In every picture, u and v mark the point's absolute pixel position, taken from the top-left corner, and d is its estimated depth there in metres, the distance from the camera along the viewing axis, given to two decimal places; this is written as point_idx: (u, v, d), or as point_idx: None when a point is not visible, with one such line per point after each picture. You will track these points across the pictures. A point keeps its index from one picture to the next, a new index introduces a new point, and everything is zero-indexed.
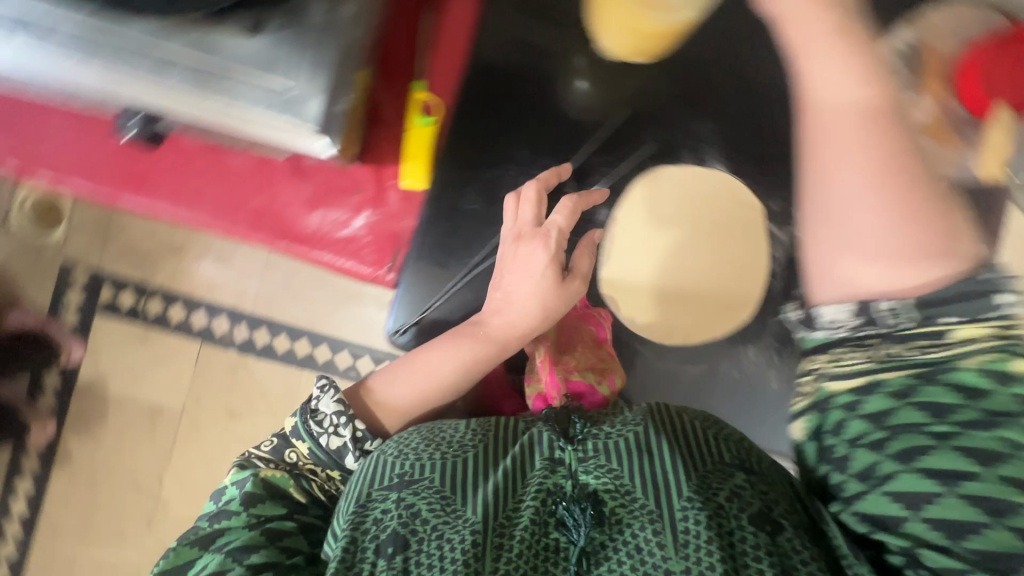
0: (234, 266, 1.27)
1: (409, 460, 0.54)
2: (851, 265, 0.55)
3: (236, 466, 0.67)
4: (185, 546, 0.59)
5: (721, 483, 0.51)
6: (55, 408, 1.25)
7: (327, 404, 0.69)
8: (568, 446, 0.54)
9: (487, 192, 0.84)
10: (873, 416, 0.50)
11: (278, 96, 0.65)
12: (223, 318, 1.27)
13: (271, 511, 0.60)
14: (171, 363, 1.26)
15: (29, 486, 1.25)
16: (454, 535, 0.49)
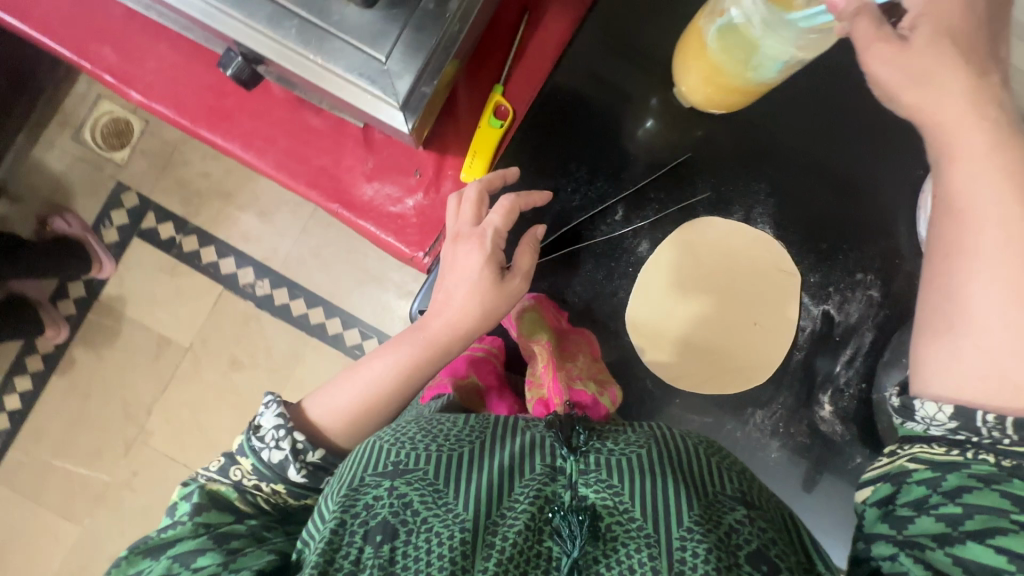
0: (273, 224, 1.30)
1: (404, 448, 0.50)
2: (952, 363, 0.41)
3: (183, 481, 0.57)
4: (135, 555, 0.50)
5: (723, 515, 0.46)
6: (71, 316, 1.28)
7: (268, 419, 0.58)
8: (570, 457, 0.49)
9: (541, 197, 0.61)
10: (948, 492, 0.40)
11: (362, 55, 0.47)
12: (249, 270, 1.30)
13: (217, 518, 0.52)
14: (189, 300, 1.30)
15: (26, 385, 1.27)
16: (443, 528, 0.45)
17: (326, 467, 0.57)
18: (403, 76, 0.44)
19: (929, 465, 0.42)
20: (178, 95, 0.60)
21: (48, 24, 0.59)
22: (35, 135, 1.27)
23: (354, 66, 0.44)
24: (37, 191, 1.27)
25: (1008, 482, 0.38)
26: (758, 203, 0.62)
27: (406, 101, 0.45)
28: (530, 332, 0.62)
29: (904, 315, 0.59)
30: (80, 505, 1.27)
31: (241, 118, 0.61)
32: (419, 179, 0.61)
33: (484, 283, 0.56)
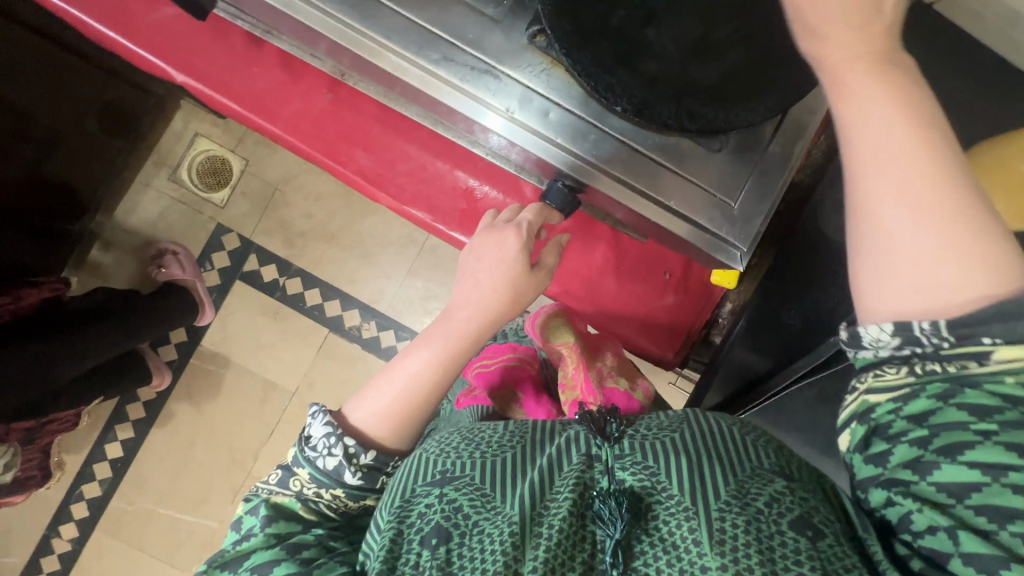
0: (379, 265, 1.28)
1: (450, 457, 0.50)
2: (893, 278, 0.36)
3: (245, 495, 0.57)
4: (216, 566, 0.51)
5: (761, 489, 0.43)
6: (174, 361, 1.26)
7: (315, 428, 0.56)
8: (607, 444, 0.48)
9: None
10: (914, 417, 0.37)
11: (713, 216, 0.47)
12: (355, 312, 1.28)
13: (287, 530, 0.53)
14: (295, 344, 1.27)
15: (129, 432, 1.25)
16: (494, 530, 0.45)
17: (382, 466, 0.56)
18: (755, 223, 0.47)
19: (890, 395, 0.38)
20: (440, 203, 0.65)
21: (304, 130, 0.64)
22: (134, 177, 1.24)
23: (708, 211, 0.47)
24: (138, 234, 1.25)
25: (964, 395, 0.35)
26: None
27: (752, 244, 0.48)
28: (560, 339, 0.67)
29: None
30: (188, 553, 1.24)
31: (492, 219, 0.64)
32: (669, 278, 0.69)
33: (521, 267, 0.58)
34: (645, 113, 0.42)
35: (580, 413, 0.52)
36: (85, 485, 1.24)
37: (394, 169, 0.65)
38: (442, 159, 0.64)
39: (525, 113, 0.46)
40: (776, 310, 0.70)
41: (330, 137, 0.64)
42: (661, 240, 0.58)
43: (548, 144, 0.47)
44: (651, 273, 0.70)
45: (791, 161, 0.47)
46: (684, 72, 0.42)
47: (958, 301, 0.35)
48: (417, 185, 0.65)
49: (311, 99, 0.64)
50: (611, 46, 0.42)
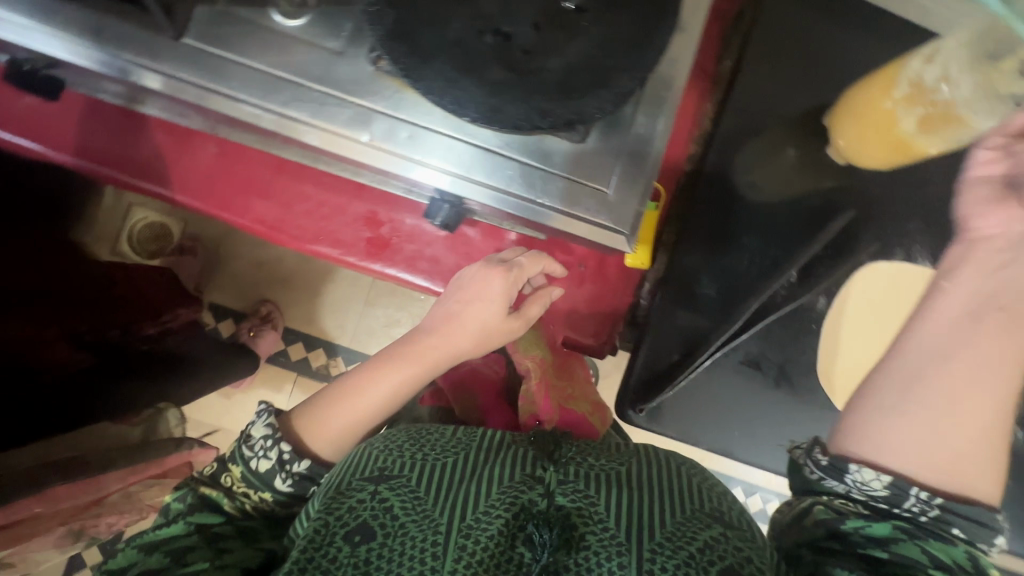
0: (336, 302, 1.29)
1: (392, 456, 0.53)
2: (927, 422, 0.48)
3: (178, 486, 0.61)
4: (131, 546, 0.55)
5: (698, 533, 0.47)
6: None
7: (257, 429, 0.59)
8: (551, 467, 0.52)
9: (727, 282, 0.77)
10: (876, 538, 0.47)
11: (595, 201, 0.48)
12: (321, 351, 1.28)
13: (207, 520, 0.57)
14: (264, 393, 1.27)
15: None
16: (419, 532, 0.47)
17: (313, 475, 0.58)
18: (633, 205, 0.48)
19: (854, 513, 0.48)
20: (357, 245, 0.69)
21: (204, 189, 0.68)
22: None
23: (585, 201, 0.48)
24: None
25: (922, 538, 0.46)
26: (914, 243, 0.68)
27: (633, 228, 0.49)
28: (531, 349, 0.74)
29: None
30: None
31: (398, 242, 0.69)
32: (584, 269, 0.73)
33: (497, 309, 0.65)
34: (495, 118, 0.42)
35: (538, 434, 0.57)
36: None
37: (298, 213, 0.68)
38: (338, 197, 0.68)
39: (399, 143, 0.46)
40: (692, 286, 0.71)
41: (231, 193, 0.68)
42: (564, 234, 0.58)
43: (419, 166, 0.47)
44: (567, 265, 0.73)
45: (658, 138, 0.48)
46: (528, 72, 0.42)
47: (948, 486, 0.48)
48: (322, 227, 0.68)
49: (200, 155, 0.67)
50: (452, 58, 0.42)
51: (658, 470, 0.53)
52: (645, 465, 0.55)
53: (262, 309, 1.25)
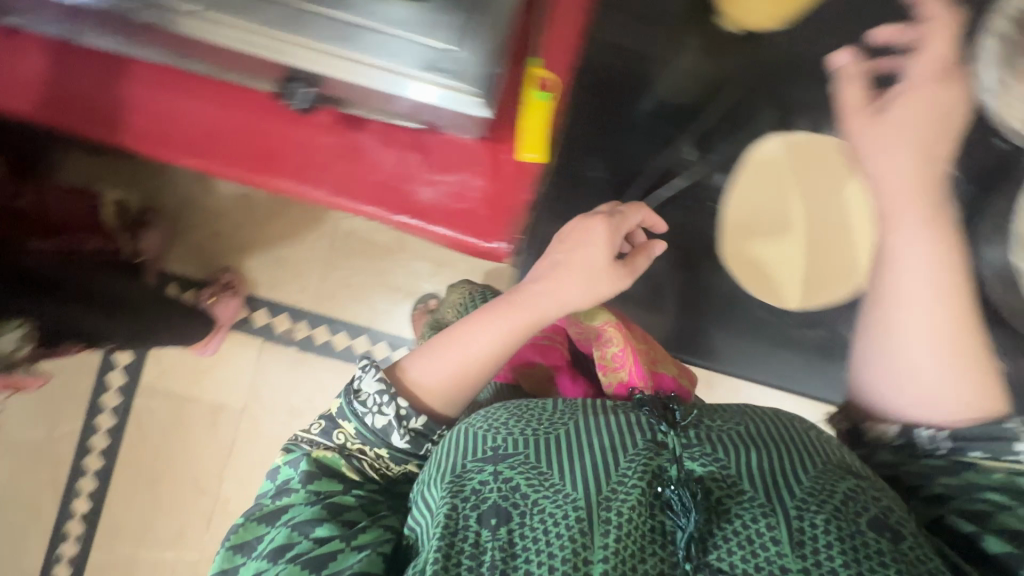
0: (295, 265, 1.29)
1: (500, 434, 0.57)
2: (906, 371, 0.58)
3: (287, 446, 0.67)
4: (252, 520, 0.62)
5: (837, 484, 0.52)
6: (120, 406, 1.26)
7: (369, 383, 0.64)
8: (672, 433, 0.56)
9: (610, 156, 0.78)
10: (967, 462, 0.54)
11: (439, 59, 0.56)
12: (284, 316, 1.29)
13: (329, 487, 0.63)
14: (233, 362, 1.28)
15: (92, 484, 1.25)
16: (556, 509, 0.51)
17: (428, 432, 0.65)
18: (474, 63, 0.56)
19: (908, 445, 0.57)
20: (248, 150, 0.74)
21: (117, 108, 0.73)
22: None
23: (436, 61, 0.56)
24: None
25: None
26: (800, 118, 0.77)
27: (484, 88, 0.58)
28: (598, 320, 0.77)
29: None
30: None
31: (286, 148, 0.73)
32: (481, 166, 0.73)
33: (606, 267, 0.68)
34: None
35: (643, 401, 0.61)
36: (61, 545, 1.24)
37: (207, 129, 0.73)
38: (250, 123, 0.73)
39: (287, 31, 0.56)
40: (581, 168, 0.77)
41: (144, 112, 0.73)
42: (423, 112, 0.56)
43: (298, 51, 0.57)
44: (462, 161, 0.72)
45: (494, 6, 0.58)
46: None
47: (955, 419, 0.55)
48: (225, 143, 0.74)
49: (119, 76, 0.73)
50: None
51: (777, 429, 0.57)
52: (755, 419, 0.59)
53: (223, 277, 1.26)
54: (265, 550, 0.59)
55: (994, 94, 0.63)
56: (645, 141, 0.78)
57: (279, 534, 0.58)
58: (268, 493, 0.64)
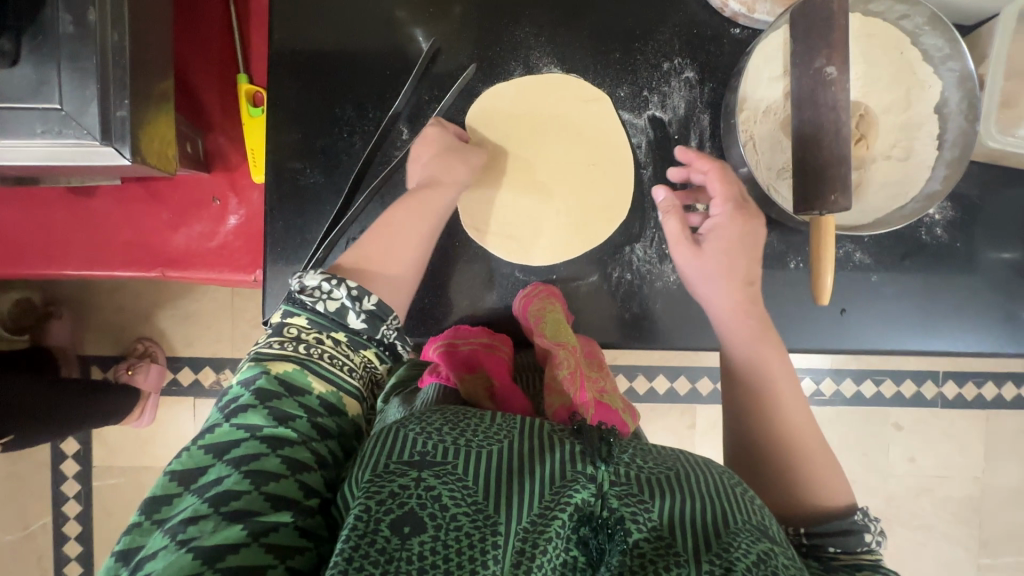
0: (202, 318, 1.30)
1: (431, 438, 0.46)
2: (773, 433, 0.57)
3: (250, 357, 0.50)
4: (198, 446, 0.45)
5: (750, 545, 0.43)
6: (80, 491, 1.30)
7: (311, 275, 0.53)
8: (608, 464, 0.45)
9: (325, 161, 0.65)
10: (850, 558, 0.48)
11: (55, 114, 0.54)
12: (207, 368, 1.30)
13: (290, 410, 0.47)
14: (172, 423, 1.31)
15: (77, 568, 1.31)
16: (477, 536, 0.42)
17: (384, 318, 0.54)
18: (91, 111, 0.54)
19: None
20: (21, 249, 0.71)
21: None
22: None
23: (52, 124, 0.54)
24: None
25: None
26: (532, 50, 0.66)
27: (104, 130, 0.55)
28: (555, 335, 0.60)
29: (721, 82, 0.65)
30: None
31: (74, 237, 0.71)
32: (221, 203, 0.72)
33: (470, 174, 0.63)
34: None
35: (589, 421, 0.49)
36: None
37: (14, 237, 0.70)
38: (53, 226, 0.70)
39: None
40: (293, 177, 0.65)
41: None
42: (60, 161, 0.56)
43: None
44: (201, 205, 0.72)
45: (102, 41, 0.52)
46: None
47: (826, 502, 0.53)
48: (34, 245, 0.70)
49: None
50: None
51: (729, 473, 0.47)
52: (695, 461, 0.49)
53: (138, 346, 1.29)
54: (175, 521, 0.42)
55: None
56: (360, 116, 0.65)
57: (188, 504, 0.42)
58: (211, 419, 0.47)
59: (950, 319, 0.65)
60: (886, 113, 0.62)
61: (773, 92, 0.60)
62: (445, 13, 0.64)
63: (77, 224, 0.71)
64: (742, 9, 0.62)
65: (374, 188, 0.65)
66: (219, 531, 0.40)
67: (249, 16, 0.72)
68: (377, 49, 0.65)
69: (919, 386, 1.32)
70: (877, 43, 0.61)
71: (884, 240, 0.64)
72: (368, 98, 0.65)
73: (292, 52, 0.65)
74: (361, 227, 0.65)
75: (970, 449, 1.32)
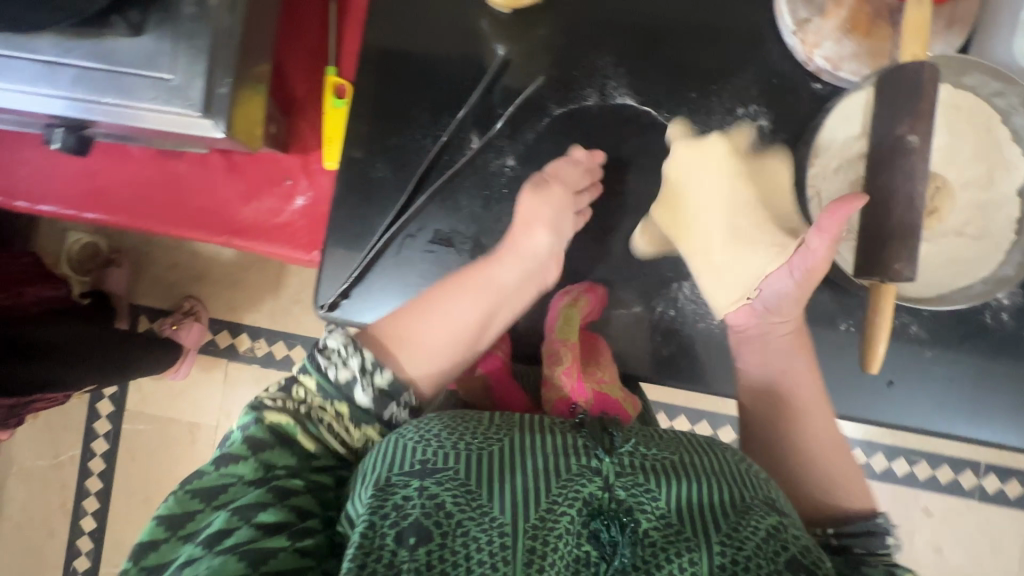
0: (248, 287, 1.36)
1: (430, 446, 0.48)
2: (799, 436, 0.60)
3: (248, 405, 0.54)
4: (186, 493, 0.48)
5: (762, 523, 0.46)
6: (111, 431, 1.38)
7: (334, 337, 0.55)
8: (607, 458, 0.48)
9: (396, 158, 0.68)
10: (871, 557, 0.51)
11: (165, 85, 0.59)
12: (245, 335, 1.36)
13: (279, 460, 0.50)
14: (203, 382, 1.37)
15: (94, 504, 1.37)
16: (485, 533, 0.44)
17: (394, 393, 0.54)
18: (197, 87, 0.58)
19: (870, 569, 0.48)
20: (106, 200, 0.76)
21: (21, 178, 0.76)
22: None
23: (159, 94, 0.59)
24: None
25: None
26: (608, 78, 0.67)
27: (206, 105, 0.59)
28: (562, 332, 0.65)
29: (795, 134, 0.64)
30: None
31: (155, 196, 0.76)
32: (292, 182, 0.76)
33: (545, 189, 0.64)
34: None
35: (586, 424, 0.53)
36: (76, 561, 1.37)
37: (104, 188, 0.76)
38: (139, 183, 0.76)
39: (31, 83, 0.59)
40: (364, 169, 0.68)
41: (43, 173, 0.76)
42: (161, 128, 0.60)
43: (42, 97, 0.60)
44: (273, 182, 0.76)
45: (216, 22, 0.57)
46: None
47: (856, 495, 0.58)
48: (121, 198, 0.76)
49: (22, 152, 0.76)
50: None
51: (715, 460, 0.50)
52: (693, 446, 0.52)
53: (184, 304, 1.35)
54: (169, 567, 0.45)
55: (792, 37, 0.62)
56: (435, 119, 0.67)
57: (185, 551, 0.45)
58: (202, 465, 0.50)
59: (1008, 409, 0.62)
60: (965, 188, 0.60)
61: (847, 151, 0.59)
62: (531, 33, 0.67)
63: (160, 185, 0.76)
64: (826, 66, 0.61)
65: (436, 190, 0.67)
66: (215, 563, 0.43)
67: (346, 12, 0.76)
68: (461, 58, 0.67)
69: (958, 476, 1.25)
70: (964, 115, 0.60)
71: (946, 317, 0.61)
72: (445, 104, 0.67)
73: (380, 52, 0.68)
74: (420, 225, 0.67)
75: (1006, 552, 1.23)
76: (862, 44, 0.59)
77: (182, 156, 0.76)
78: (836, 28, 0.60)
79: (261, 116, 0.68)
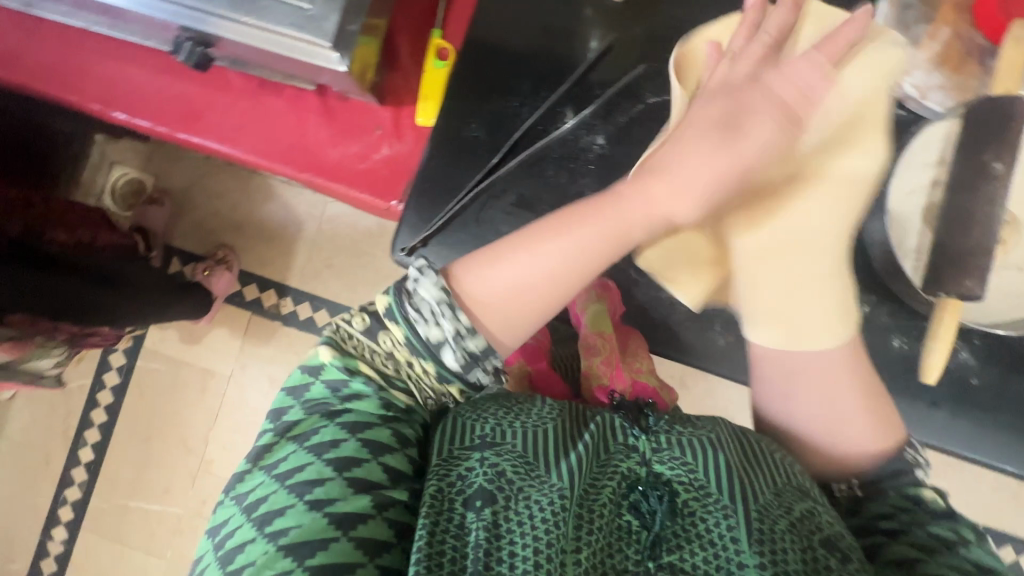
0: (282, 244, 1.38)
1: (489, 423, 0.52)
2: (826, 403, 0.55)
3: (324, 340, 0.53)
4: (273, 444, 0.51)
5: (793, 504, 0.51)
6: (125, 365, 1.39)
7: (427, 287, 0.50)
8: (642, 435, 0.55)
9: (491, 120, 0.72)
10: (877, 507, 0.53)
11: (302, 14, 0.61)
12: (272, 291, 1.37)
13: (360, 423, 0.51)
14: (223, 331, 1.38)
15: (96, 435, 1.38)
16: (541, 498, 0.48)
17: (483, 357, 0.51)
18: (330, 21, 0.60)
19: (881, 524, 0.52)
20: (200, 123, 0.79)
21: (120, 90, 0.79)
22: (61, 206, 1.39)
23: (294, 21, 0.61)
24: None
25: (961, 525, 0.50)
26: None
27: (334, 40, 0.61)
28: (596, 326, 0.76)
29: None
30: (163, 539, 1.35)
31: (248, 125, 0.78)
32: (382, 132, 0.79)
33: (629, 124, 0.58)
34: None
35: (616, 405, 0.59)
36: (67, 489, 1.37)
37: (200, 111, 0.78)
38: (235, 111, 0.78)
39: None
40: (459, 126, 0.72)
41: (143, 89, 0.79)
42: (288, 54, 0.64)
43: (180, 8, 0.62)
44: (363, 129, 0.78)
45: None
46: None
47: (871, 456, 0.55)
48: (216, 123, 0.78)
49: (124, 66, 0.78)
50: None
51: (743, 442, 0.55)
52: (726, 430, 0.57)
53: (218, 252, 1.37)
54: (253, 509, 0.48)
55: None
56: (533, 89, 0.72)
57: (264, 497, 0.48)
58: (278, 411, 0.53)
59: None
60: None
61: (924, 175, 0.62)
62: (634, 24, 0.70)
63: (254, 115, 0.78)
64: (914, 93, 0.65)
65: (527, 156, 0.71)
66: (301, 516, 0.46)
67: None
68: (566, 38, 0.72)
69: None
70: None
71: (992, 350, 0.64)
72: (545, 78, 0.72)
73: (489, 23, 0.73)
74: (505, 188, 0.70)
75: None
76: (950, 77, 0.63)
77: (279, 91, 0.78)
78: (928, 59, 0.63)
79: (371, 62, 0.72)
